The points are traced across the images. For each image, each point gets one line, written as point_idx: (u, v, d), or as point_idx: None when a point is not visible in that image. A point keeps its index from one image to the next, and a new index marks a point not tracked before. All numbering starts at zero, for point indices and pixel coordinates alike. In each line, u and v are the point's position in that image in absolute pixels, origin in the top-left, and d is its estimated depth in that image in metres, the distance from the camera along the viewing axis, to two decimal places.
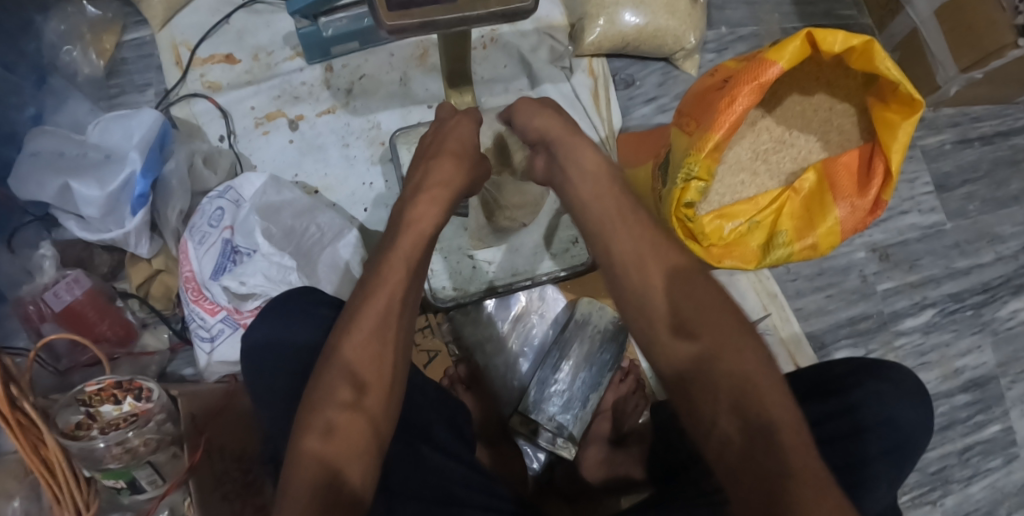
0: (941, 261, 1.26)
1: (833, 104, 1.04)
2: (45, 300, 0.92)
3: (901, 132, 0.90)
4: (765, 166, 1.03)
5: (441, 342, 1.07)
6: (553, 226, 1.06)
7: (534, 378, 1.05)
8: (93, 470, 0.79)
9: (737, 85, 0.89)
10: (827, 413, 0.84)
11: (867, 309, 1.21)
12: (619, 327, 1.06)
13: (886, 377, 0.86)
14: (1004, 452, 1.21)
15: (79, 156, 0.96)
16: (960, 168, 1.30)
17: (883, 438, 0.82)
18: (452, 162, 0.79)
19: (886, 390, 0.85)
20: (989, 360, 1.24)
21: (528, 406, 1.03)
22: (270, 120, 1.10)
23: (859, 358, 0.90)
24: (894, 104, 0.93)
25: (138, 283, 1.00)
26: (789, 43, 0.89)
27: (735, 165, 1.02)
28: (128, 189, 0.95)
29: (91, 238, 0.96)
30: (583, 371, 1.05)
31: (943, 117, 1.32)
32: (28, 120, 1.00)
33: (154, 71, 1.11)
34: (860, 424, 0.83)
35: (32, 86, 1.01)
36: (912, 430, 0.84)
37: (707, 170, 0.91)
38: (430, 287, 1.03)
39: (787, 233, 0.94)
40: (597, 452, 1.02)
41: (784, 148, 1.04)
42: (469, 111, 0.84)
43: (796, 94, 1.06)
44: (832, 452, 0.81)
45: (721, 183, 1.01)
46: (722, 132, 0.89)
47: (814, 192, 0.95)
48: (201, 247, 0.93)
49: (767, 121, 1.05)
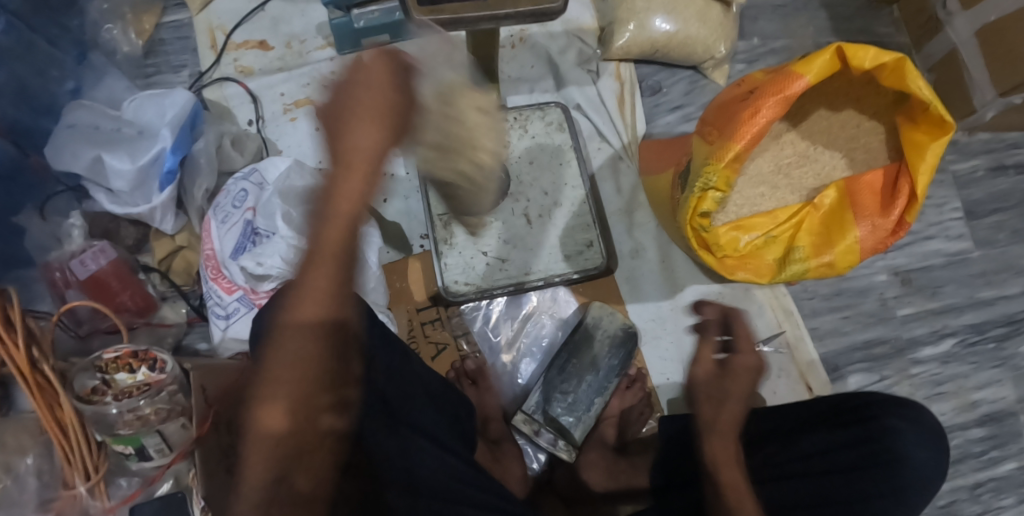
0: (965, 290, 1.23)
1: (861, 121, 1.03)
2: (72, 268, 0.95)
3: (929, 153, 0.88)
4: (786, 181, 1.01)
5: (450, 335, 1.05)
6: (570, 227, 1.02)
7: (542, 379, 1.03)
8: (105, 435, 0.82)
9: (762, 97, 0.88)
10: (842, 443, 0.79)
11: (883, 333, 1.18)
12: (629, 333, 1.04)
13: (910, 415, 0.79)
14: (1018, 491, 1.18)
15: (113, 130, 0.99)
16: (991, 197, 1.27)
17: (896, 476, 0.76)
18: (370, 125, 0.56)
19: (904, 428, 0.78)
20: (1008, 395, 1.21)
21: (530, 407, 1.02)
22: (298, 106, 1.12)
23: (879, 391, 0.82)
24: (923, 125, 0.90)
25: (160, 258, 1.03)
26: (817, 57, 0.88)
27: (755, 178, 1.01)
28: (158, 164, 0.98)
29: (120, 212, 1.00)
30: (589, 375, 1.03)
31: (977, 142, 1.30)
32: (68, 93, 1.04)
33: (190, 53, 1.15)
34: (877, 453, 0.77)
35: (73, 62, 1.04)
36: (931, 471, 0.77)
37: (725, 181, 0.90)
38: (442, 282, 0.99)
39: (804, 248, 0.92)
40: (599, 457, 0.99)
41: (808, 163, 1.03)
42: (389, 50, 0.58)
43: (823, 110, 1.05)
44: (843, 484, 0.76)
45: (739, 194, 1.00)
46: (744, 142, 0.88)
47: (834, 211, 0.94)
48: (223, 226, 0.95)
49: (790, 135, 1.04)
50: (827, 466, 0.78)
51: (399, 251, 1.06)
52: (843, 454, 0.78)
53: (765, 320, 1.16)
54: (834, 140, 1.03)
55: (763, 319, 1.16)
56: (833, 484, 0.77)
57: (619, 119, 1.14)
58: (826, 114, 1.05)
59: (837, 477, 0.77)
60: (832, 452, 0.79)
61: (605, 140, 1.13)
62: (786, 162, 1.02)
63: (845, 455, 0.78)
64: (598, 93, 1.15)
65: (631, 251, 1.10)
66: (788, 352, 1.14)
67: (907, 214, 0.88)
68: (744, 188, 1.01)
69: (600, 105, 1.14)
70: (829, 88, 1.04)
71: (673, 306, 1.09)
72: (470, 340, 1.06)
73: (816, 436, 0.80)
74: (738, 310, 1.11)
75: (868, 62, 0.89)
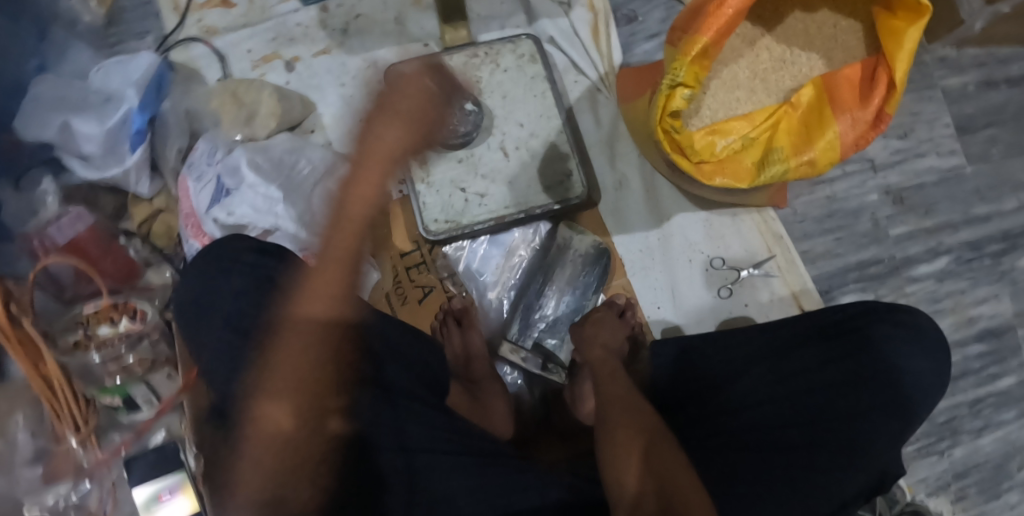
0: (959, 207, 1.20)
1: (838, 20, 0.99)
2: (50, 234, 0.93)
3: (909, 40, 0.83)
4: (762, 85, 0.97)
5: (436, 277, 1.03)
6: (548, 158, 0.98)
7: (521, 302, 1.04)
8: (91, 387, 0.82)
9: None
10: (826, 359, 0.80)
11: (878, 253, 1.15)
12: (602, 249, 1.04)
13: (898, 323, 0.81)
14: (1018, 404, 1.18)
15: (80, 96, 0.98)
16: (983, 111, 1.25)
17: (884, 391, 0.77)
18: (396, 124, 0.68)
19: (896, 335, 0.80)
20: (1006, 309, 1.20)
21: (514, 336, 1.02)
22: (266, 62, 1.11)
23: (874, 302, 0.84)
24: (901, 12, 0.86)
25: (139, 222, 1.03)
26: None
27: (731, 82, 0.97)
28: (126, 126, 0.98)
29: (93, 178, 0.99)
30: (566, 294, 1.04)
31: (966, 57, 1.26)
32: (34, 71, 1.02)
33: (152, 20, 1.13)
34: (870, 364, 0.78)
35: (34, 40, 1.02)
36: (925, 382, 0.79)
37: (694, 77, 0.88)
38: (421, 221, 0.96)
39: (783, 148, 0.88)
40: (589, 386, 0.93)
41: (789, 63, 0.99)
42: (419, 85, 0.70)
43: (798, 11, 1.01)
44: (832, 399, 0.77)
45: (714, 97, 0.97)
46: (710, 33, 0.85)
47: (812, 108, 0.89)
48: (198, 184, 0.93)
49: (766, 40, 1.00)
50: (816, 382, 0.79)
51: None
52: (834, 367, 0.79)
53: (753, 242, 1.10)
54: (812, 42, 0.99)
55: (749, 240, 1.09)
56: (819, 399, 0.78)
57: (594, 49, 1.10)
58: (801, 16, 1.01)
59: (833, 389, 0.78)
60: (820, 368, 0.80)
61: (581, 72, 1.10)
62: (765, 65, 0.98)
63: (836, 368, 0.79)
64: (572, 25, 1.11)
65: (614, 183, 1.08)
66: (779, 276, 1.08)
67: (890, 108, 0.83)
68: (719, 92, 0.97)
69: (573, 36, 1.11)
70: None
71: (660, 235, 1.08)
72: (457, 282, 1.04)
73: (809, 349, 0.81)
74: (728, 237, 1.09)
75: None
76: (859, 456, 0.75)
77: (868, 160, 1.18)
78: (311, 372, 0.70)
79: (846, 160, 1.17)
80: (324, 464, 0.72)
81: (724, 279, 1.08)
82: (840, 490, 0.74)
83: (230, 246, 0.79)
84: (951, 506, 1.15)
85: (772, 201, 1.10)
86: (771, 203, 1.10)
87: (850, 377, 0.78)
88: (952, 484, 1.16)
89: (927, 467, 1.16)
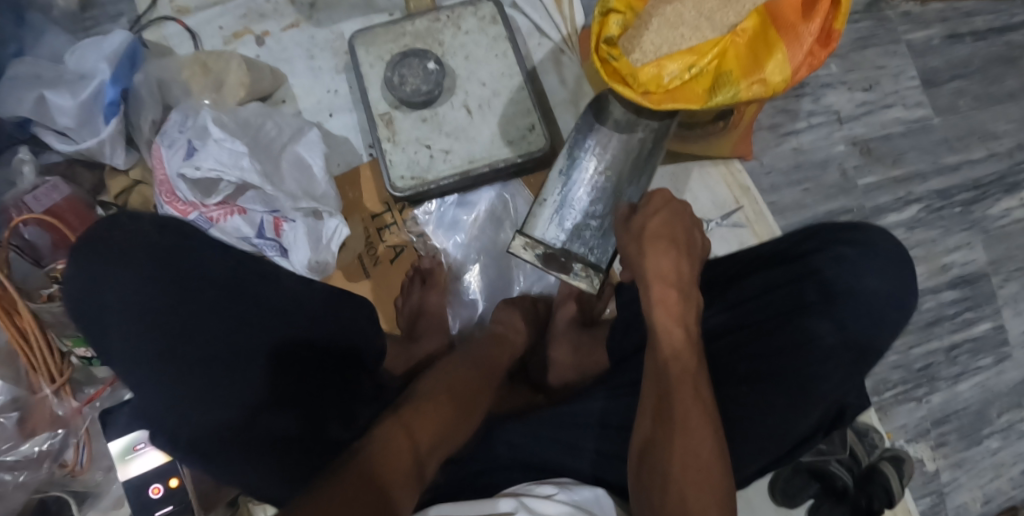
0: (928, 156, 1.21)
1: None
2: (28, 203, 0.97)
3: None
4: (709, 20, 0.92)
5: (407, 238, 1.05)
6: (510, 114, 1.01)
7: (558, 176, 0.94)
8: (66, 339, 0.84)
9: None
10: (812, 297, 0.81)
11: (847, 204, 1.16)
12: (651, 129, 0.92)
13: (856, 243, 0.84)
14: (995, 351, 1.19)
15: (56, 72, 1.00)
16: (949, 64, 1.26)
17: (847, 312, 0.80)
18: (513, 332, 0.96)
19: (854, 257, 0.83)
20: (979, 257, 1.21)
21: (535, 230, 0.94)
22: (237, 38, 1.14)
23: (825, 225, 0.88)
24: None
25: (116, 194, 1.06)
26: None
27: (675, 18, 0.93)
28: (100, 97, 1.00)
29: (71, 151, 1.02)
30: (605, 179, 0.94)
31: (931, 12, 1.27)
32: (12, 55, 1.03)
33: (125, 1, 1.16)
34: (830, 292, 0.81)
35: (13, 23, 1.04)
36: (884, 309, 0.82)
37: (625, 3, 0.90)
38: (388, 178, 0.99)
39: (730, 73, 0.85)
40: (565, 333, 0.96)
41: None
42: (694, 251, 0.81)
43: None
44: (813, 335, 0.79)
45: (656, 33, 0.92)
46: None
47: (758, 32, 0.85)
48: (171, 149, 0.95)
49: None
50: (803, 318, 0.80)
51: (350, 162, 1.08)
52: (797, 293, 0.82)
53: (720, 195, 1.11)
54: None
55: (716, 194, 1.11)
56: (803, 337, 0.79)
57: (556, 13, 1.11)
58: None
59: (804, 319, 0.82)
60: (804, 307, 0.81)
61: (544, 35, 1.12)
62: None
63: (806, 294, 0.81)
64: None
65: None
66: (747, 227, 1.10)
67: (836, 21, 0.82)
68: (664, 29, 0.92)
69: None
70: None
71: None
72: (426, 242, 1.06)
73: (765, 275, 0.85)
74: (695, 191, 1.11)
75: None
76: (808, 396, 0.78)
77: (833, 112, 1.19)
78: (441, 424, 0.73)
79: (811, 114, 1.19)
80: (279, 450, 0.72)
81: None
82: (795, 425, 0.78)
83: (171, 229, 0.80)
84: (931, 453, 1.16)
85: (734, 152, 1.10)
86: (734, 155, 1.10)
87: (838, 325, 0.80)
88: (932, 431, 1.16)
89: (906, 415, 1.16)
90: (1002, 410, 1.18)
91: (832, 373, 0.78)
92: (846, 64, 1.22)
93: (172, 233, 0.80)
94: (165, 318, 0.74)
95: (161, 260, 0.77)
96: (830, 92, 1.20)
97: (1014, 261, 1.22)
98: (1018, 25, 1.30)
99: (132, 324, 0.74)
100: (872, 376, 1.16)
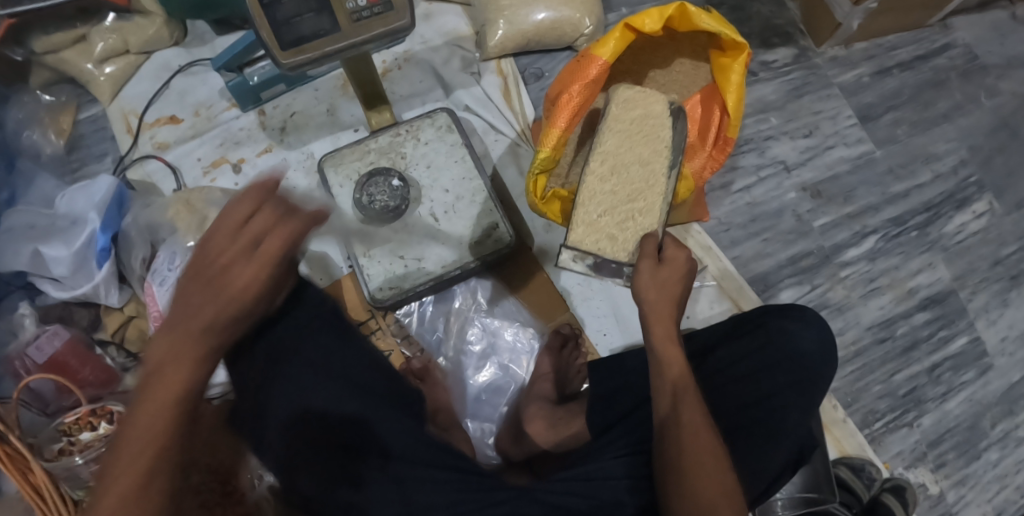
0: (876, 189, 1.27)
1: (698, 65, 1.12)
2: (30, 354, 1.01)
3: (733, 73, 1.01)
4: (627, 206, 0.97)
5: (392, 342, 1.13)
6: (475, 217, 1.12)
7: None
8: (79, 488, 0.91)
9: (568, 86, 1.02)
10: (771, 372, 0.93)
11: (807, 246, 1.23)
12: None
13: (798, 317, 0.97)
14: (976, 364, 1.22)
15: (48, 225, 1.07)
16: (882, 98, 1.32)
17: (787, 374, 0.93)
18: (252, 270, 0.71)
19: (794, 327, 0.96)
20: (944, 276, 1.24)
21: None
22: (216, 166, 1.21)
23: (772, 305, 1.00)
24: (727, 51, 1.03)
25: (113, 329, 1.11)
26: (608, 37, 1.00)
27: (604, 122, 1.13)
28: (91, 245, 1.07)
29: (67, 296, 1.08)
30: None
31: (856, 52, 1.34)
32: (3, 204, 1.10)
33: (109, 141, 1.24)
34: (780, 349, 0.94)
35: (3, 171, 1.12)
36: (815, 363, 0.95)
37: (549, 160, 1.01)
38: (368, 291, 1.09)
39: None
40: (539, 409, 1.04)
41: (635, 179, 0.98)
42: (663, 305, 0.84)
43: (660, 67, 1.14)
44: (756, 406, 0.90)
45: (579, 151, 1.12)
46: (559, 124, 1.01)
47: None
48: (162, 287, 1.04)
49: (598, 170, 0.99)
50: (758, 396, 0.91)
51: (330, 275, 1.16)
52: (745, 361, 0.94)
53: None
54: (643, 157, 0.99)
55: None
56: (736, 391, 0.91)
57: (508, 109, 1.24)
58: (663, 71, 1.14)
59: (741, 382, 0.92)
60: (773, 395, 0.91)
61: (499, 131, 1.23)
62: (610, 195, 0.98)
63: (753, 359, 0.93)
64: (484, 91, 1.26)
65: (545, 225, 1.19)
66: (715, 285, 1.19)
67: (731, 130, 1.01)
68: (584, 239, 0.96)
69: (488, 101, 1.25)
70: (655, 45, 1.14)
71: None
72: (411, 343, 1.14)
73: (728, 346, 0.96)
74: None
75: (654, 23, 1.00)
76: (776, 437, 0.89)
77: (781, 162, 1.27)
78: (162, 437, 0.67)
79: (759, 166, 1.27)
80: None
81: None
82: (760, 470, 0.88)
83: None
84: (932, 475, 1.16)
85: (691, 215, 1.21)
86: (692, 218, 1.21)
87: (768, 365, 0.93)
88: (929, 454, 1.17)
89: (900, 441, 1.17)
90: (995, 421, 1.20)
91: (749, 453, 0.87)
92: (785, 115, 1.30)
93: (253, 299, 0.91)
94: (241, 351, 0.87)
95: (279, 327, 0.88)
96: (774, 143, 1.28)
97: (978, 273, 1.25)
98: (940, 50, 1.36)
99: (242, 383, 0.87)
100: (860, 409, 1.18)
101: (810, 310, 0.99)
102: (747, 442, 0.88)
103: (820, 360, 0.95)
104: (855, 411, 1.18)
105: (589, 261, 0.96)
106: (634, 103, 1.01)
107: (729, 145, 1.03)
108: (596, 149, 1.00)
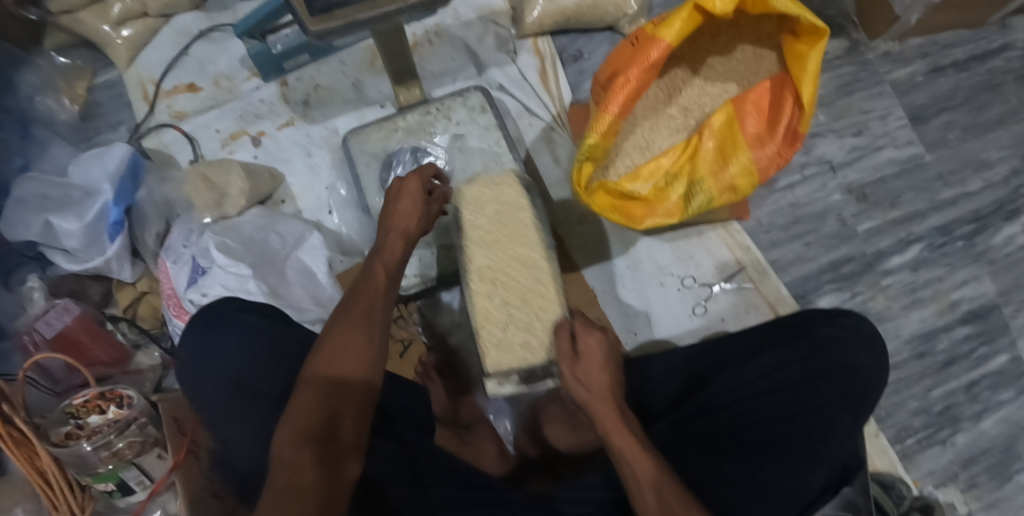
0: (924, 195, 1.21)
1: (760, 52, 1.10)
2: (39, 328, 0.97)
3: (809, 61, 0.95)
4: (524, 311, 0.90)
5: (414, 331, 1.10)
6: None
7: None
8: (86, 475, 0.87)
9: (628, 68, 0.97)
10: (814, 384, 0.85)
11: (849, 252, 1.18)
12: None
13: (841, 325, 0.91)
14: (1016, 383, 1.16)
15: (59, 195, 1.02)
16: (935, 99, 1.26)
17: (833, 387, 0.85)
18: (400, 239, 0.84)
19: (840, 334, 0.89)
20: (988, 290, 1.19)
21: None
22: (235, 139, 1.16)
23: (816, 310, 0.93)
24: (801, 38, 0.98)
25: (125, 306, 1.07)
26: (675, 16, 0.94)
27: (651, 104, 1.11)
28: (104, 217, 1.02)
29: (78, 269, 1.03)
30: None
31: (911, 48, 1.28)
32: (17, 170, 1.05)
33: (125, 110, 1.18)
34: (826, 361, 0.87)
35: (19, 138, 1.06)
36: (867, 375, 0.87)
37: (599, 149, 0.98)
38: None
39: (704, 181, 1.01)
40: (560, 410, 0.98)
41: (522, 281, 0.91)
42: (563, 353, 0.81)
43: (716, 56, 1.13)
44: (795, 422, 0.83)
45: (630, 137, 1.09)
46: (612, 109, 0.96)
47: (718, 156, 1.01)
48: (176, 265, 0.98)
49: (482, 286, 0.91)
50: (800, 408, 0.84)
51: (352, 258, 1.11)
52: (786, 372, 0.87)
53: (722, 257, 1.16)
54: (521, 254, 0.92)
55: (717, 256, 1.16)
56: (777, 402, 0.84)
57: (544, 92, 1.19)
58: (721, 59, 1.13)
59: (781, 392, 0.85)
60: (818, 410, 0.84)
61: (533, 114, 1.18)
62: (504, 307, 0.90)
63: (796, 369, 0.87)
64: (519, 71, 1.20)
65: (577, 217, 1.15)
66: (752, 287, 1.14)
67: (803, 123, 0.96)
68: (500, 363, 0.89)
69: (523, 82, 1.20)
70: (714, 29, 1.11)
71: (630, 262, 1.15)
72: (433, 332, 1.10)
73: (768, 354, 0.89)
74: (696, 257, 1.16)
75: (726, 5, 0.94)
76: (821, 455, 0.81)
77: (826, 161, 1.22)
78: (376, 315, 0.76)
79: (804, 165, 1.21)
80: None
81: (698, 298, 1.14)
82: (806, 485, 0.80)
83: (219, 309, 0.84)
84: (962, 496, 1.11)
85: (732, 214, 1.17)
86: (732, 217, 1.17)
87: (812, 377, 0.86)
88: (961, 474, 1.12)
89: (932, 460, 1.13)
90: None
91: (794, 469, 0.80)
92: (833, 113, 1.24)
93: (221, 309, 0.84)
94: (224, 363, 0.79)
95: (260, 342, 0.80)
96: (820, 141, 1.23)
97: None
98: (998, 50, 1.29)
99: (217, 388, 0.78)
100: (893, 425, 1.13)
101: (861, 321, 0.92)
102: (786, 454, 0.80)
103: (872, 379, 0.87)
104: (888, 426, 1.13)
105: (515, 378, 0.90)
106: (484, 199, 0.95)
107: (798, 140, 0.98)
108: (469, 266, 0.92)
